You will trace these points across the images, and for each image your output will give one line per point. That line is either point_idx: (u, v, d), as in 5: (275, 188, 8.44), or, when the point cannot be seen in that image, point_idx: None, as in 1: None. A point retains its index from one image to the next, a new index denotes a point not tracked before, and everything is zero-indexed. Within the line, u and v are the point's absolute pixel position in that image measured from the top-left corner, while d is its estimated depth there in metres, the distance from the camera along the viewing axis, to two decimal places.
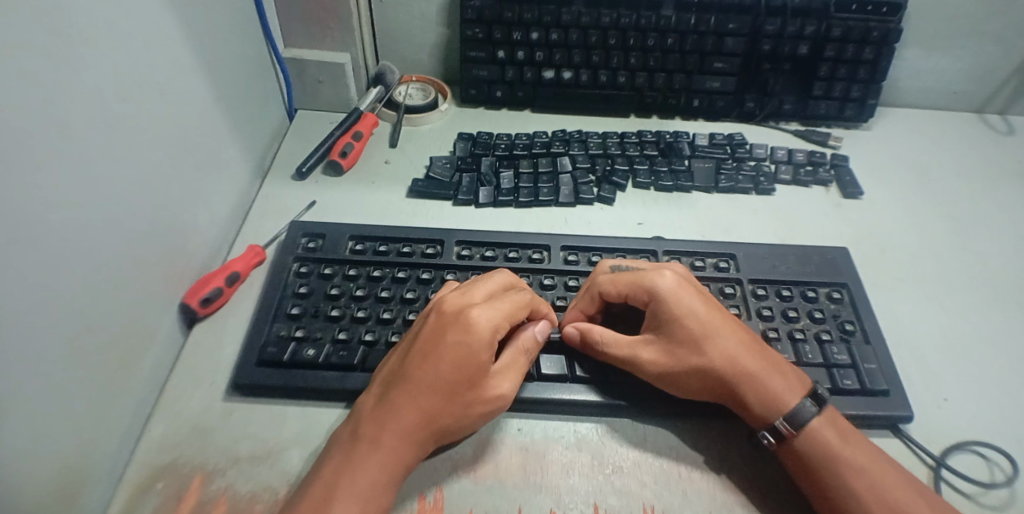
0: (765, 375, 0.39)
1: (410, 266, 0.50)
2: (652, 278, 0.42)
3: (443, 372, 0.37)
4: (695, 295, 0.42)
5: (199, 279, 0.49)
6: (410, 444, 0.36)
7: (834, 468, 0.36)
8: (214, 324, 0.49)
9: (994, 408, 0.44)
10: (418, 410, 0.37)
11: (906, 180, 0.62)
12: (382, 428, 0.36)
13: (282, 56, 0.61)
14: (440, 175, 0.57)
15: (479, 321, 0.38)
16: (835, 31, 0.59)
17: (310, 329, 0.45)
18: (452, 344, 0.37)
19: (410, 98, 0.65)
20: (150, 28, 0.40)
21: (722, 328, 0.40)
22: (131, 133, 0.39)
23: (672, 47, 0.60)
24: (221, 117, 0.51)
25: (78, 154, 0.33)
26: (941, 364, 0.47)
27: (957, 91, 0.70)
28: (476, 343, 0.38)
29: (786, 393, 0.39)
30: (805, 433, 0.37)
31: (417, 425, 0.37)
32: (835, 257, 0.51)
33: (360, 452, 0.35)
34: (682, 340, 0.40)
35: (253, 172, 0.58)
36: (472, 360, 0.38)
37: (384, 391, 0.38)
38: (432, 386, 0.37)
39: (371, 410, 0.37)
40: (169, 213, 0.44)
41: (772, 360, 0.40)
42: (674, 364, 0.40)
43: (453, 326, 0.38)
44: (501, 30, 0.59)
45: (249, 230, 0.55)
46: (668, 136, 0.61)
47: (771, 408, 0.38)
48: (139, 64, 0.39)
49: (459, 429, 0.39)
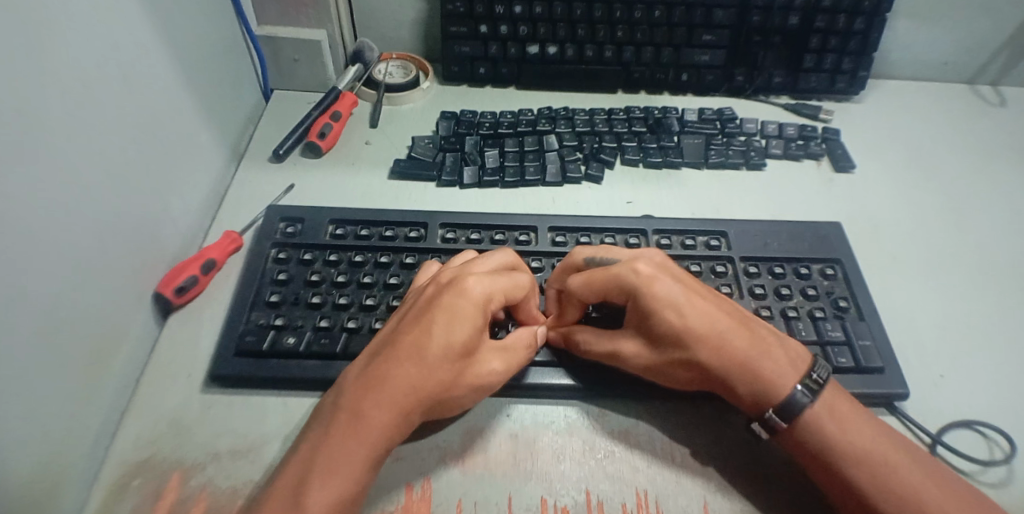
0: (760, 350, 0.38)
1: (393, 250, 0.48)
2: (626, 278, 0.39)
3: (433, 339, 0.36)
4: (675, 285, 0.39)
5: (173, 269, 0.47)
6: (393, 416, 0.35)
7: (829, 452, 0.36)
8: (190, 315, 0.47)
9: (985, 380, 0.44)
10: (403, 378, 0.35)
11: (898, 153, 0.61)
12: (368, 395, 0.35)
13: (254, 34, 0.58)
14: (424, 156, 0.55)
15: (473, 289, 0.37)
16: (826, 1, 0.57)
17: (290, 317, 0.44)
18: (445, 310, 0.36)
19: (390, 77, 0.62)
20: (115, 1, 0.38)
21: (707, 319, 0.39)
22: (96, 115, 0.37)
23: (659, 19, 0.58)
24: (192, 99, 0.49)
25: (46, 136, 0.32)
26: (932, 339, 0.47)
27: (948, 61, 0.69)
28: (467, 310, 0.36)
29: (785, 367, 0.38)
30: (799, 423, 0.37)
31: (404, 394, 0.35)
32: (828, 232, 0.50)
33: (343, 423, 0.34)
34: (667, 341, 0.39)
35: (228, 155, 0.56)
36: (463, 328, 0.36)
37: (372, 361, 0.37)
38: (422, 353, 0.36)
39: (358, 380, 0.36)
40: (139, 197, 0.42)
41: (766, 338, 0.39)
42: (661, 359, 0.39)
43: (447, 293, 0.37)
44: (483, 4, 0.57)
45: (225, 216, 0.53)
46: (656, 112, 0.59)
47: (768, 385, 0.37)
48: (106, 40, 0.37)
49: (447, 403, 0.38)
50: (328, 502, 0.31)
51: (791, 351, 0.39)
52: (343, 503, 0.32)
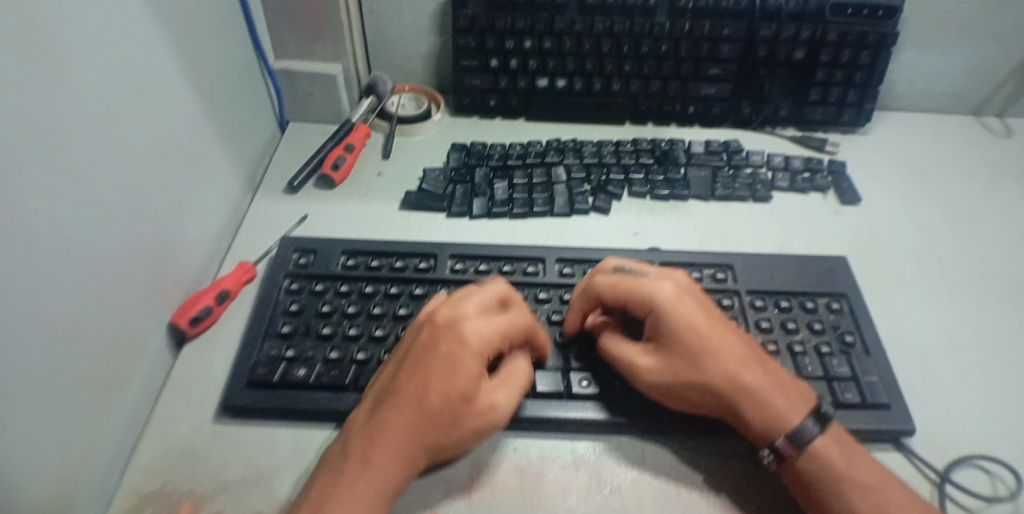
0: (764, 382, 0.39)
1: (403, 281, 0.49)
2: (653, 287, 0.42)
3: (434, 386, 0.37)
4: (695, 305, 0.41)
5: (188, 298, 0.49)
6: (399, 463, 0.35)
7: (834, 484, 0.36)
8: (203, 344, 0.48)
9: (996, 417, 0.44)
10: (407, 426, 0.36)
11: (906, 185, 0.61)
12: (377, 441, 0.35)
13: (271, 69, 0.60)
14: (434, 187, 0.56)
15: (470, 331, 0.38)
16: (831, 35, 0.58)
17: (301, 348, 0.45)
18: (444, 354, 0.37)
19: (402, 108, 0.64)
20: (136, 38, 0.39)
21: (723, 342, 0.40)
22: (117, 153, 0.38)
23: (666, 53, 0.59)
24: (209, 132, 0.51)
25: (68, 170, 0.33)
26: (942, 374, 0.46)
27: (955, 93, 0.70)
28: (465, 356, 0.38)
29: (792, 403, 0.38)
30: (807, 453, 0.37)
31: (410, 439, 0.36)
32: (833, 266, 0.50)
33: (353, 470, 0.35)
34: (680, 353, 0.40)
35: (244, 185, 0.57)
36: (462, 373, 0.37)
37: (377, 407, 0.37)
38: (426, 397, 0.36)
39: (364, 426, 0.37)
40: (155, 228, 0.44)
41: (767, 370, 0.39)
42: (673, 371, 0.39)
43: (444, 339, 0.38)
44: (494, 39, 0.58)
45: (239, 246, 0.54)
46: (663, 143, 0.60)
47: (774, 422, 0.37)
48: (127, 75, 0.39)
49: (453, 444, 0.38)
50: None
51: (792, 385, 0.39)
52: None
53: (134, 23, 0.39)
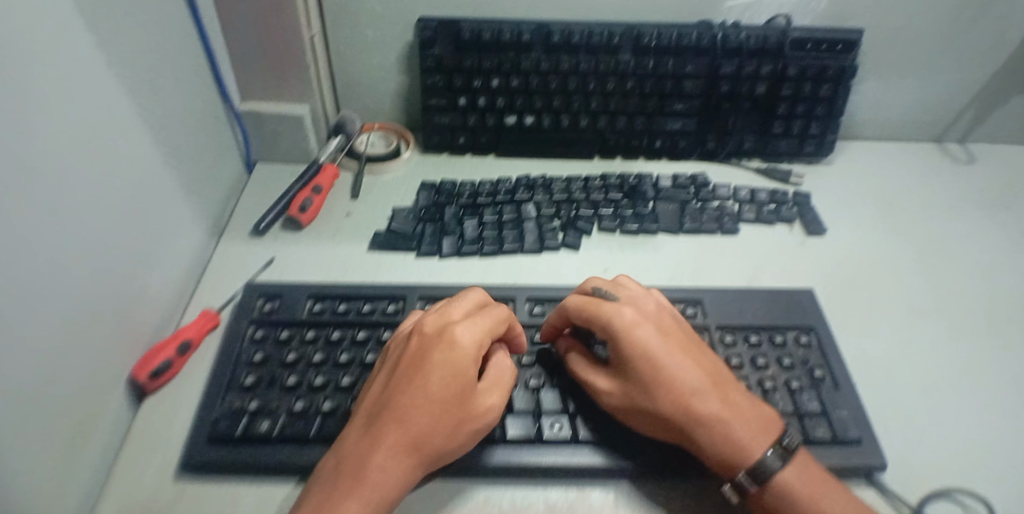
0: (725, 410, 0.38)
1: (371, 326, 0.48)
2: (614, 314, 0.42)
3: (430, 389, 0.37)
4: (656, 333, 0.41)
5: (148, 351, 0.47)
6: (397, 473, 0.35)
7: None
8: (164, 398, 0.47)
9: (968, 447, 0.44)
10: (405, 433, 0.36)
11: (870, 213, 0.63)
12: (370, 456, 0.35)
13: (238, 111, 0.60)
14: (403, 227, 0.56)
15: (462, 338, 0.39)
16: (791, 70, 0.59)
17: (264, 400, 0.44)
18: (437, 364, 0.38)
19: (372, 147, 0.64)
20: (100, 91, 0.39)
21: (679, 372, 0.39)
22: (82, 208, 0.37)
23: (631, 90, 0.60)
24: (173, 178, 0.50)
25: (30, 236, 0.32)
26: (912, 403, 0.46)
27: (918, 120, 0.72)
28: (459, 359, 0.38)
29: (753, 433, 0.38)
30: (769, 487, 0.37)
31: (403, 453, 0.35)
32: (801, 299, 0.51)
33: (343, 489, 0.33)
34: (634, 380, 0.40)
35: (209, 229, 0.56)
36: (457, 375, 0.38)
37: (368, 423, 0.37)
38: (422, 409, 0.36)
39: (356, 443, 0.36)
40: (121, 283, 0.43)
41: (730, 392, 0.40)
42: (626, 397, 0.40)
43: (437, 344, 0.39)
44: (461, 78, 0.59)
45: (203, 293, 0.53)
46: (631, 179, 0.60)
47: (732, 454, 0.38)
48: (90, 128, 0.38)
49: (441, 461, 0.38)
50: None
51: (761, 415, 0.39)
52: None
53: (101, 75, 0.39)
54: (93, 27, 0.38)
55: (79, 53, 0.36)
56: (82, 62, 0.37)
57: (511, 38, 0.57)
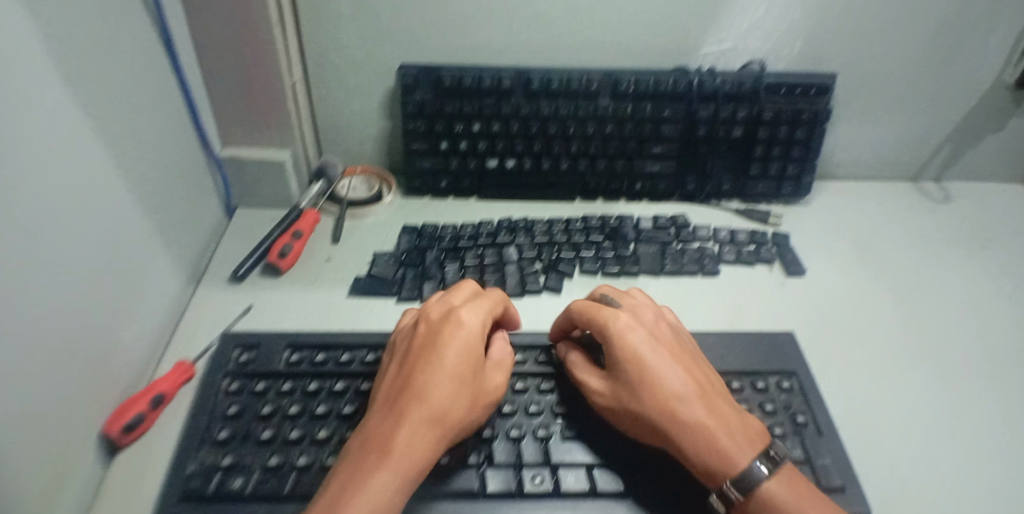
0: (709, 414, 0.39)
1: (350, 376, 0.47)
2: (613, 317, 0.44)
3: (445, 364, 0.40)
4: (650, 338, 0.43)
5: (119, 406, 0.45)
6: (422, 443, 0.36)
7: None
8: (137, 454, 0.44)
9: (965, 493, 0.42)
10: (426, 405, 0.38)
11: (849, 253, 0.64)
12: (398, 426, 0.36)
13: (218, 157, 0.61)
14: (383, 272, 0.56)
15: (467, 319, 0.43)
16: (767, 114, 0.61)
17: (238, 455, 0.41)
18: (449, 344, 0.41)
19: (353, 191, 0.65)
20: (83, 142, 0.39)
21: (666, 375, 0.40)
22: (61, 261, 0.37)
23: (611, 134, 0.61)
24: (152, 226, 0.49)
25: (10, 295, 0.31)
26: (904, 446, 0.46)
27: (893, 161, 0.73)
28: (467, 336, 0.42)
29: (739, 444, 0.37)
30: (755, 497, 0.36)
31: (428, 422, 0.37)
32: (781, 343, 0.50)
33: (374, 458, 0.35)
34: (622, 380, 0.41)
35: (186, 276, 0.55)
36: (467, 350, 0.41)
37: (389, 402, 0.39)
38: (439, 383, 0.39)
39: (379, 422, 0.37)
40: (96, 337, 0.42)
41: (713, 390, 0.41)
42: (613, 394, 0.41)
43: (445, 325, 0.42)
44: (442, 123, 0.60)
45: (178, 344, 0.52)
46: (612, 221, 0.62)
47: (716, 464, 0.37)
48: (70, 177, 0.38)
49: (459, 436, 0.39)
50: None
51: (747, 426, 0.39)
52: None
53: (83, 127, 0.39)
54: (75, 85, 0.38)
55: (64, 107, 0.37)
56: (66, 120, 0.37)
57: (491, 85, 0.58)
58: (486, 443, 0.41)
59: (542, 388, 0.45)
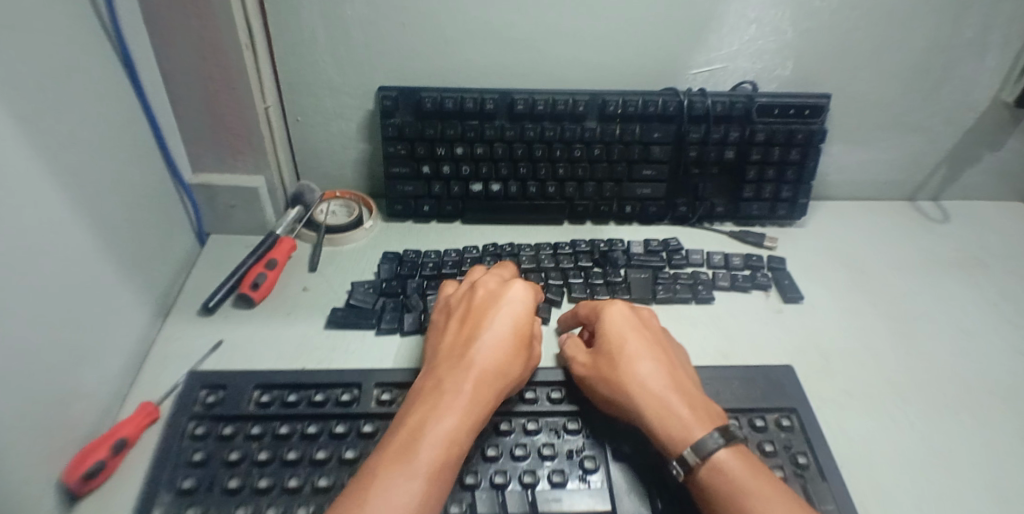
0: (676, 389, 0.40)
1: (323, 418, 0.43)
2: (608, 306, 0.47)
3: (508, 325, 0.43)
4: (641, 326, 0.46)
5: (77, 453, 0.40)
6: (489, 393, 0.39)
7: (742, 498, 0.34)
8: (94, 507, 0.39)
9: None
10: (494, 360, 0.41)
11: (846, 278, 0.62)
12: (466, 374, 0.40)
13: (188, 183, 0.59)
14: (362, 302, 0.53)
15: (524, 289, 0.46)
16: (759, 135, 0.59)
17: (203, 507, 0.37)
18: (506, 307, 0.45)
19: (333, 215, 0.63)
20: (41, 171, 0.37)
21: (645, 353, 0.43)
22: (27, 301, 0.35)
23: (599, 156, 0.60)
24: (121, 257, 0.47)
25: None
26: (917, 486, 0.43)
27: (889, 181, 0.72)
28: (527, 302, 0.46)
29: (698, 417, 0.38)
30: (709, 465, 0.36)
31: (492, 375, 0.40)
32: (780, 378, 0.47)
33: (446, 401, 0.38)
34: (604, 354, 0.44)
35: (153, 311, 0.52)
36: (526, 316, 0.45)
37: (454, 353, 0.42)
38: (504, 340, 0.42)
39: (449, 370, 0.40)
40: (63, 386, 0.39)
41: (683, 376, 0.42)
42: (591, 368, 0.44)
43: (505, 292, 0.46)
44: (424, 146, 0.59)
45: (144, 381, 0.48)
46: (602, 245, 0.60)
47: (678, 432, 0.37)
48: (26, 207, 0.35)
49: (514, 388, 0.43)
50: (438, 463, 0.34)
51: (707, 407, 0.40)
52: (448, 466, 0.35)
53: (41, 159, 0.37)
54: (26, 123, 0.35)
55: (20, 135, 0.34)
56: (21, 151, 0.35)
57: (474, 107, 0.57)
58: (468, 491, 0.38)
59: (528, 428, 0.42)
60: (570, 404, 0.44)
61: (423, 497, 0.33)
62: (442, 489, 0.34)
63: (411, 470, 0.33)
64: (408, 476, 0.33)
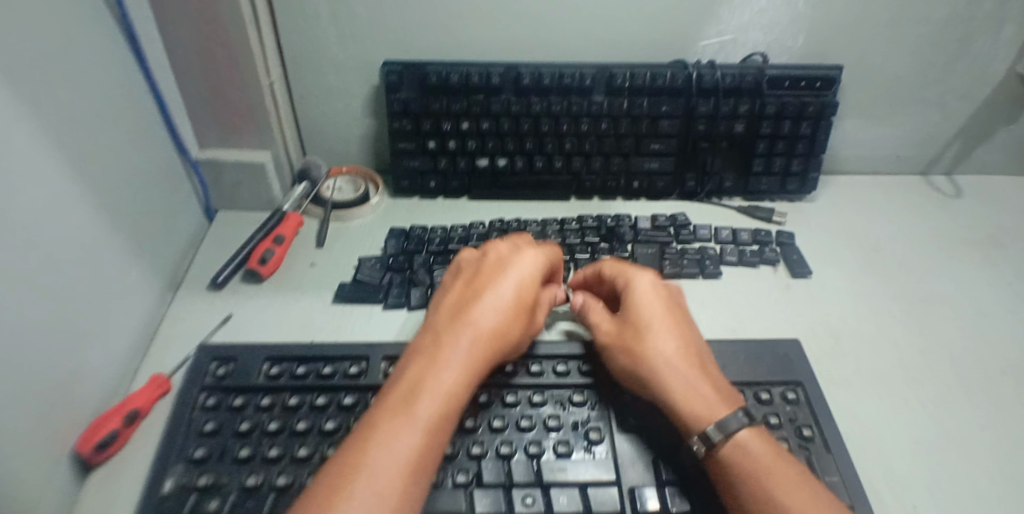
0: (699, 368, 0.41)
1: (332, 390, 0.43)
2: (638, 277, 0.47)
3: (513, 286, 0.44)
4: (668, 300, 0.46)
5: (90, 425, 0.41)
6: (489, 352, 0.40)
7: (765, 476, 0.34)
8: (109, 476, 0.40)
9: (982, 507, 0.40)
10: (496, 320, 0.42)
11: (855, 253, 0.61)
12: (463, 336, 0.40)
13: (195, 159, 0.59)
14: (370, 277, 0.54)
15: (534, 254, 0.47)
16: (770, 108, 0.59)
17: (214, 476, 0.38)
18: (513, 270, 0.45)
19: (339, 192, 0.63)
20: (48, 149, 0.37)
21: (672, 331, 0.43)
22: (38, 274, 0.36)
23: (606, 130, 0.59)
24: (128, 233, 0.47)
25: None
26: (917, 458, 0.43)
27: (901, 156, 0.71)
28: (535, 266, 0.46)
29: (720, 398, 0.39)
30: (732, 444, 0.36)
31: (492, 335, 0.41)
32: (786, 352, 0.47)
33: (446, 356, 0.39)
34: (631, 326, 0.44)
35: (163, 287, 0.53)
36: (533, 278, 0.45)
37: (451, 315, 0.42)
38: (506, 301, 0.43)
39: (452, 326, 0.41)
40: (71, 358, 0.39)
41: (702, 353, 0.43)
42: (618, 338, 0.44)
43: (513, 255, 0.47)
44: (430, 121, 0.58)
45: (155, 355, 0.49)
46: (609, 221, 0.59)
47: (703, 410, 0.38)
48: (37, 184, 0.36)
49: (513, 351, 0.43)
50: (436, 416, 0.35)
51: (725, 387, 0.40)
52: (447, 421, 0.36)
53: (48, 137, 0.37)
54: (35, 99, 0.36)
55: (26, 112, 0.35)
56: (28, 128, 0.35)
57: (480, 82, 0.57)
58: (475, 461, 0.39)
59: (534, 400, 0.42)
60: (577, 377, 0.44)
61: (421, 449, 0.33)
62: (439, 442, 0.35)
63: (404, 425, 0.34)
64: (405, 425, 0.34)
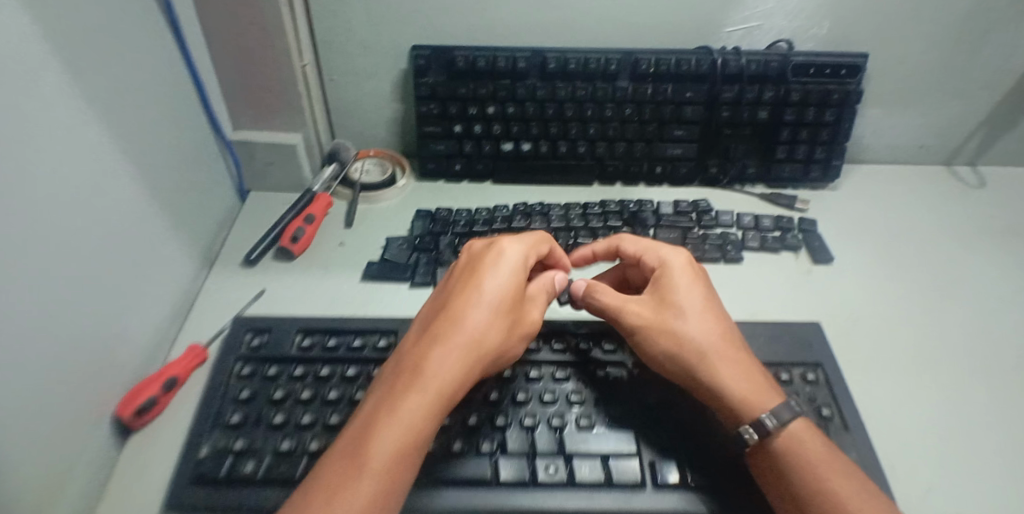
0: (738, 351, 0.41)
1: (362, 362, 0.45)
2: (668, 253, 0.46)
3: (481, 294, 0.39)
4: (699, 279, 0.45)
5: (131, 390, 0.43)
6: (454, 372, 0.36)
7: (819, 466, 0.35)
8: (149, 438, 0.43)
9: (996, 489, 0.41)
10: (461, 334, 0.37)
11: (876, 241, 0.61)
12: (425, 359, 0.36)
13: (228, 141, 0.61)
14: (397, 257, 0.55)
15: (506, 254, 0.42)
16: (794, 95, 0.59)
17: (250, 439, 0.40)
18: (480, 277, 0.40)
19: (366, 175, 0.65)
20: (94, 124, 0.39)
21: (713, 313, 0.43)
22: (84, 242, 0.38)
23: (630, 116, 0.60)
24: (166, 209, 0.49)
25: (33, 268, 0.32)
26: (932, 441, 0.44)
27: (925, 145, 0.70)
28: (506, 267, 0.41)
29: (763, 383, 0.39)
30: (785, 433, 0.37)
31: (459, 352, 0.37)
32: (807, 335, 0.47)
33: (403, 385, 0.35)
34: (670, 305, 0.43)
35: (199, 262, 0.55)
36: (506, 281, 0.40)
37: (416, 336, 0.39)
38: (473, 311, 0.38)
39: (414, 349, 0.37)
40: (113, 323, 0.41)
41: (734, 333, 0.43)
42: (659, 318, 0.42)
43: (482, 258, 0.42)
44: (456, 106, 0.60)
45: (192, 326, 0.51)
46: (631, 206, 0.60)
47: (754, 397, 0.38)
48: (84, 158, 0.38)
49: (497, 361, 0.39)
50: (392, 455, 0.32)
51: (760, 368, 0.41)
52: (407, 456, 0.33)
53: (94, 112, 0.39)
54: (82, 76, 0.38)
55: (75, 89, 0.37)
56: (75, 104, 0.37)
57: (506, 67, 0.58)
58: (499, 432, 0.40)
59: (556, 376, 0.43)
60: (599, 355, 0.45)
61: (376, 493, 0.31)
62: (399, 482, 0.32)
63: (356, 467, 0.31)
64: (355, 469, 0.31)
